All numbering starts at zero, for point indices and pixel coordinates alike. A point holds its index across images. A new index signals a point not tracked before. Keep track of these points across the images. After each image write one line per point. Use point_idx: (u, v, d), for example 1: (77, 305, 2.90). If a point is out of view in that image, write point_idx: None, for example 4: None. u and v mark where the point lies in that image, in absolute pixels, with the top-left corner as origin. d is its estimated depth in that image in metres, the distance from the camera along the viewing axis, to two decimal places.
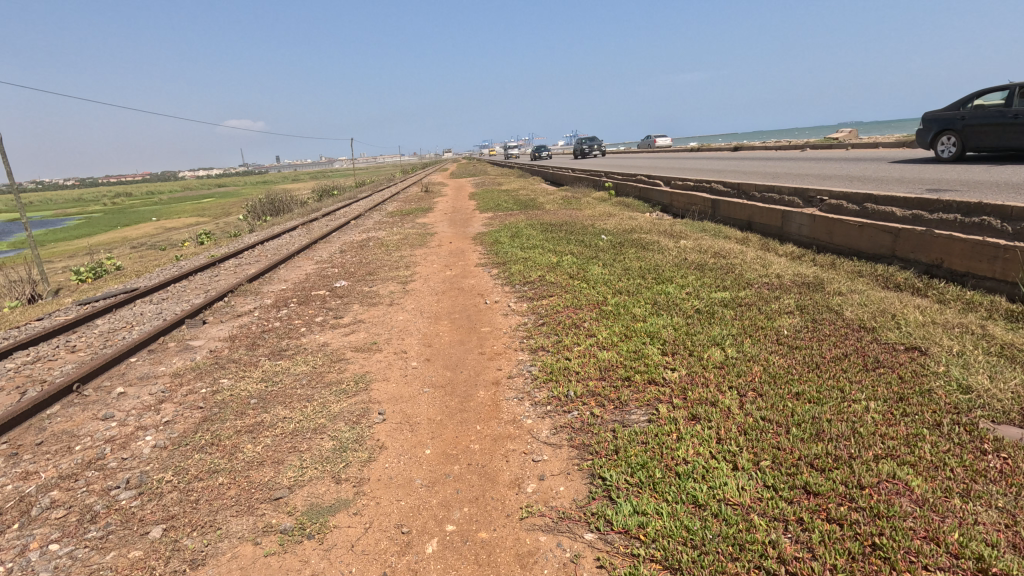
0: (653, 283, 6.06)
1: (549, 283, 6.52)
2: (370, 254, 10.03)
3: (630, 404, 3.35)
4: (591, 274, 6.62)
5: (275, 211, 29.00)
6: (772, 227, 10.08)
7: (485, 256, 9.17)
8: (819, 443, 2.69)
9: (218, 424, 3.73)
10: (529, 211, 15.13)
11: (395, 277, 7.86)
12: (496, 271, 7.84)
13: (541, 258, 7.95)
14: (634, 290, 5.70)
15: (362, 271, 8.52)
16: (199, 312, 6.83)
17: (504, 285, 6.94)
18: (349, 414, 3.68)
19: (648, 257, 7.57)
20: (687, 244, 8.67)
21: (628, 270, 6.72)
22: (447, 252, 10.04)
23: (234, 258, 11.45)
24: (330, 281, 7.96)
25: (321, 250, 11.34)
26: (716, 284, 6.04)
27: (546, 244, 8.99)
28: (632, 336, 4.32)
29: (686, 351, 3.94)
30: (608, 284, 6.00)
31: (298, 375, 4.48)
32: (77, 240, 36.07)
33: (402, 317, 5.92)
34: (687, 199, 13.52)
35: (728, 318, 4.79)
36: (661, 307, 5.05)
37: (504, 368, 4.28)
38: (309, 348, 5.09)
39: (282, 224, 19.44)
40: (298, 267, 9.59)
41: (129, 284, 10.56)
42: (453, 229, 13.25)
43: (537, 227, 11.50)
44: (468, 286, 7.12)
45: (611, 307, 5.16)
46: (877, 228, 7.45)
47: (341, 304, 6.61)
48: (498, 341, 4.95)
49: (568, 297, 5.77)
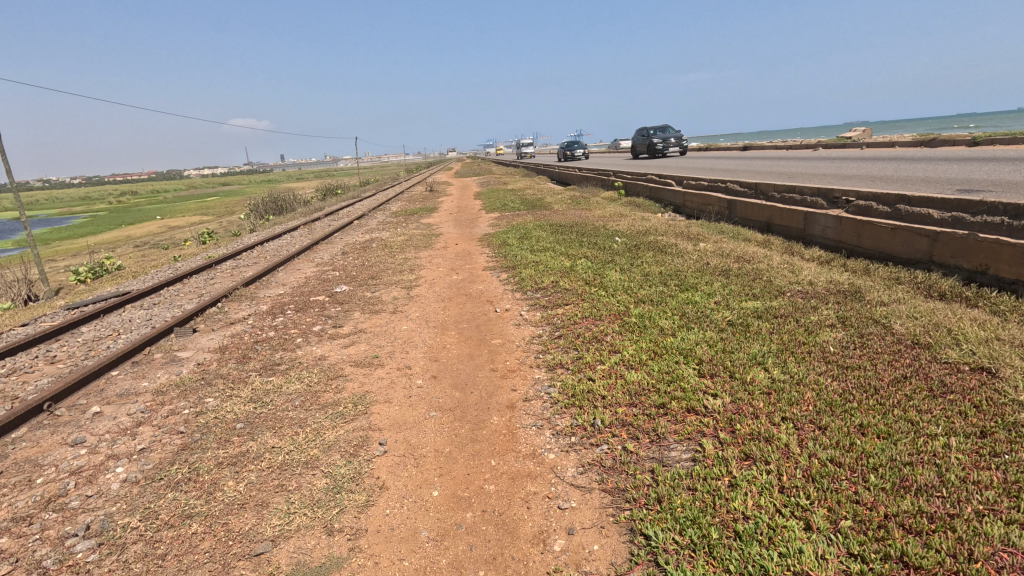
0: (677, 291, 5.60)
1: (564, 290, 6.07)
2: (372, 256, 9.61)
3: (669, 438, 2.91)
4: (608, 280, 6.15)
5: (279, 210, 28.64)
6: (794, 229, 9.59)
7: (493, 259, 8.73)
8: (906, 496, 2.23)
9: (199, 454, 3.31)
10: (536, 211, 14.69)
11: (398, 282, 7.43)
12: (505, 275, 7.41)
13: (553, 262, 7.51)
14: (657, 299, 5.23)
15: (364, 274, 8.11)
16: (190, 320, 6.42)
17: (514, 292, 6.50)
18: (345, 444, 3.25)
19: (668, 262, 7.13)
20: (707, 247, 8.20)
21: (648, 277, 6.25)
22: (453, 254, 9.61)
23: (232, 259, 11.06)
24: (331, 285, 7.54)
25: (322, 251, 10.93)
26: (744, 292, 5.59)
27: (557, 247, 8.55)
28: (662, 354, 3.87)
29: (727, 373, 3.48)
30: (628, 292, 5.54)
31: (291, 394, 4.05)
32: (79, 240, 35.85)
33: (406, 326, 5.49)
34: (702, 200, 13.02)
35: (765, 332, 4.33)
36: (689, 320, 4.59)
37: (519, 389, 3.84)
38: (304, 362, 4.67)
39: (284, 224, 19.03)
40: (297, 270, 9.18)
41: (123, 286, 10.18)
42: (459, 230, 12.84)
43: (546, 228, 11.05)
44: (477, 292, 6.68)
45: (634, 318, 4.71)
46: (912, 231, 6.97)
47: (341, 311, 6.18)
48: (511, 356, 4.51)
49: (585, 306, 5.33)
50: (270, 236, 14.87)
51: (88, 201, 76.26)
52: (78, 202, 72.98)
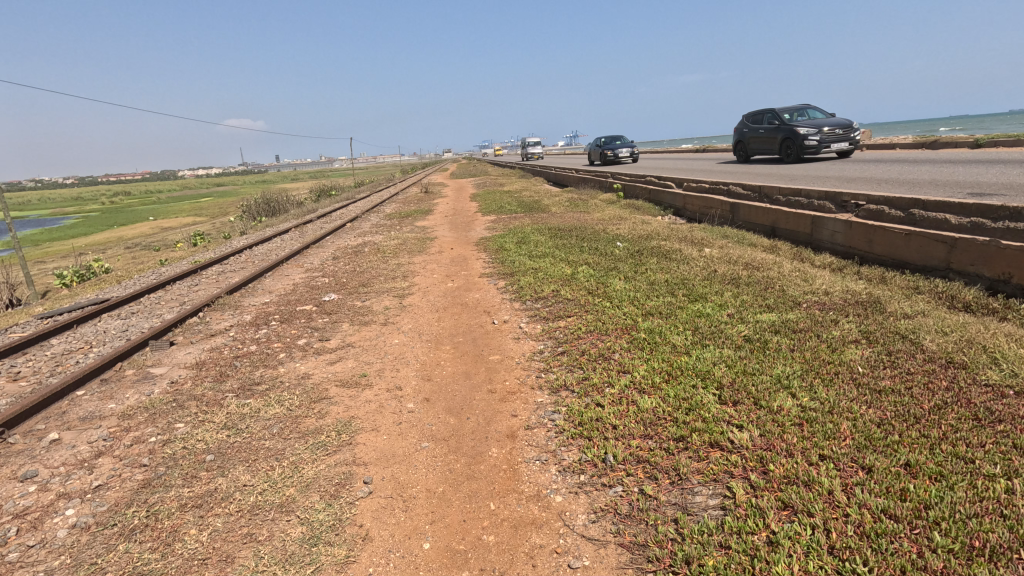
0: (687, 302, 5.26)
1: (565, 300, 5.73)
2: (364, 262, 9.25)
3: (691, 479, 2.56)
4: (613, 289, 5.80)
5: (272, 212, 28.20)
6: (800, 234, 9.28)
7: (489, 265, 8.39)
8: (981, 561, 1.89)
9: (161, 492, 2.94)
10: (534, 214, 14.38)
11: (391, 290, 7.05)
12: (503, 283, 7.07)
13: (553, 269, 7.18)
14: (667, 311, 4.89)
15: (356, 281, 7.75)
16: (168, 331, 6.03)
17: (513, 301, 6.16)
18: (326, 483, 2.89)
19: (673, 269, 6.81)
20: (712, 253, 7.87)
21: (654, 286, 5.90)
22: (448, 259, 9.26)
23: (219, 264, 10.66)
24: (320, 293, 7.17)
25: (312, 255, 10.56)
26: (758, 303, 5.26)
27: (557, 253, 8.21)
28: (677, 376, 3.53)
29: (751, 400, 3.14)
30: (634, 304, 5.20)
31: (269, 420, 3.68)
32: (68, 241, 35.27)
33: (397, 340, 5.12)
34: (704, 203, 12.70)
35: (785, 350, 4.00)
36: (703, 335, 4.25)
37: (520, 415, 3.49)
38: (286, 382, 4.29)
39: (276, 226, 18.61)
40: (286, 276, 8.80)
41: (104, 293, 9.75)
42: (455, 233, 12.49)
43: (544, 232, 10.71)
44: (473, 302, 6.34)
45: (644, 334, 4.37)
46: (928, 237, 6.66)
47: (329, 323, 5.81)
48: (511, 376, 4.16)
49: (590, 318, 4.98)
50: (260, 239, 14.46)
51: (80, 201, 75.42)
52: (69, 202, 72.15)
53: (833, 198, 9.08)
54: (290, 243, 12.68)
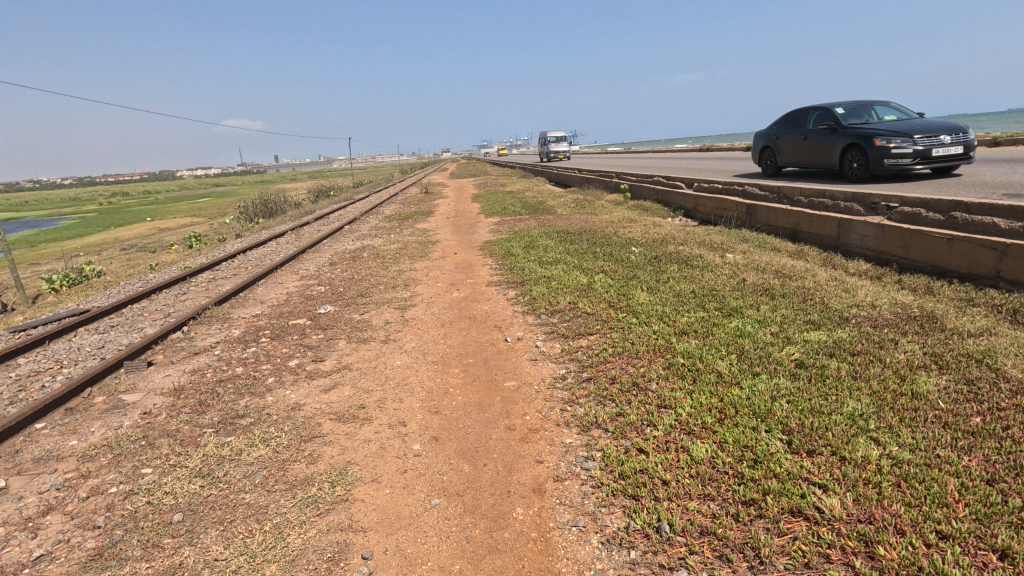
0: (722, 317, 4.73)
1: (584, 314, 5.20)
2: (363, 268, 8.72)
3: (776, 564, 2.03)
4: (636, 302, 5.28)
5: (269, 213, 27.63)
6: (824, 237, 8.77)
7: (497, 272, 7.87)
8: None
9: (112, 568, 2.40)
10: (539, 216, 13.87)
11: (392, 301, 6.51)
12: (513, 293, 6.55)
13: (567, 277, 6.67)
14: (703, 329, 4.36)
15: (355, 290, 7.22)
16: (147, 349, 5.48)
17: (526, 314, 5.64)
18: (314, 558, 2.35)
19: (698, 278, 6.29)
20: (736, 259, 7.34)
21: (682, 299, 5.37)
22: (452, 265, 8.74)
23: (210, 270, 10.12)
24: (315, 305, 6.64)
25: (309, 260, 10.03)
26: (800, 320, 4.72)
27: (568, 259, 7.69)
28: (731, 415, 3.00)
29: (829, 450, 2.61)
30: (663, 320, 4.67)
31: (251, 465, 3.14)
32: (63, 242, 34.70)
33: (400, 363, 4.57)
34: (717, 204, 12.19)
35: (848, 380, 3.46)
36: (750, 360, 3.72)
37: (547, 463, 2.97)
38: (274, 415, 3.75)
39: (273, 229, 18.05)
40: (280, 284, 8.27)
41: (87, 301, 9.21)
42: (458, 236, 11.97)
43: (553, 236, 10.17)
44: (482, 315, 5.81)
45: (681, 358, 3.84)
46: (974, 243, 6.13)
47: (324, 341, 5.26)
48: (533, 408, 3.63)
49: (615, 337, 4.45)
50: (255, 242, 13.90)
51: (76, 201, 74.77)
52: (65, 203, 71.46)
53: (861, 199, 8.55)
54: (286, 247, 12.13)
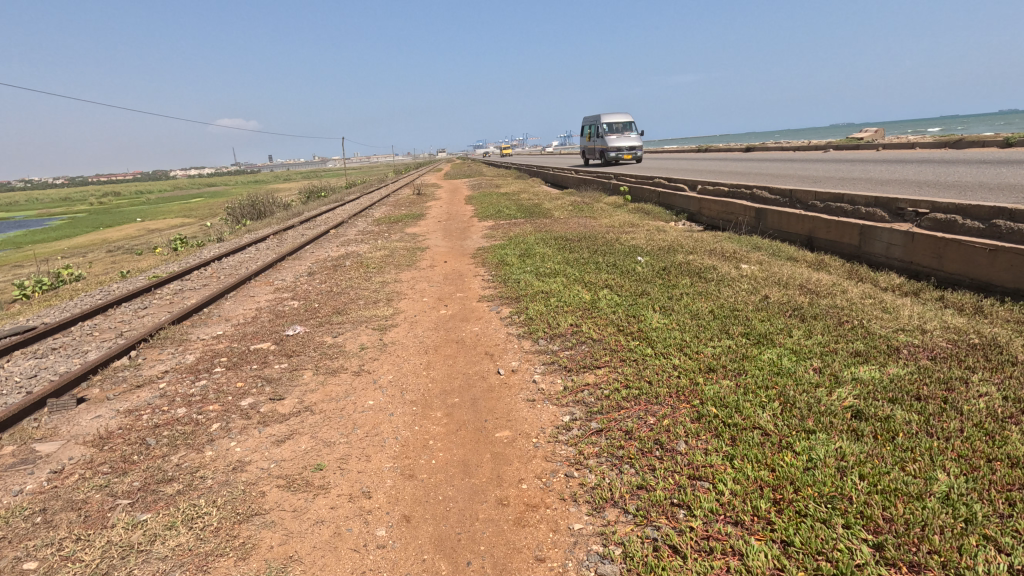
0: (752, 348, 4.03)
1: (589, 341, 4.50)
2: (345, 279, 7.99)
3: None
4: (649, 326, 4.57)
5: (257, 215, 26.70)
6: (842, 245, 8.13)
7: (490, 284, 7.16)
8: None
9: None
10: (535, 220, 13.16)
11: (370, 322, 5.75)
12: (507, 311, 5.84)
13: (568, 293, 5.96)
14: (732, 365, 3.65)
15: (332, 306, 6.49)
16: (83, 380, 4.71)
17: (521, 340, 4.92)
18: None
19: (715, 295, 5.60)
20: (754, 271, 6.66)
21: (702, 323, 4.67)
22: (442, 275, 8.02)
23: (180, 280, 9.34)
24: (285, 324, 5.89)
25: (288, 269, 9.29)
26: (841, 350, 4.03)
27: (569, 271, 6.98)
28: (790, 498, 2.30)
29: (937, 563, 1.90)
30: (683, 352, 3.96)
31: (164, 561, 2.40)
32: (45, 244, 33.59)
33: (371, 405, 3.82)
34: (724, 208, 11.51)
35: (928, 440, 2.74)
36: (797, 408, 3.02)
37: (550, 562, 2.25)
38: (209, 480, 3.00)
39: (256, 233, 17.17)
40: (251, 297, 7.51)
41: (43, 314, 8.40)
42: (450, 242, 11.24)
43: (551, 242, 9.46)
44: (471, 340, 5.09)
45: (712, 405, 3.13)
46: (1021, 255, 5.46)
47: (286, 373, 4.50)
48: (532, 474, 2.90)
49: (628, 375, 3.74)
50: (232, 248, 13.04)
51: (64, 201, 73.45)
52: (52, 203, 70.09)
53: (884, 205, 7.88)
54: (263, 254, 11.31)
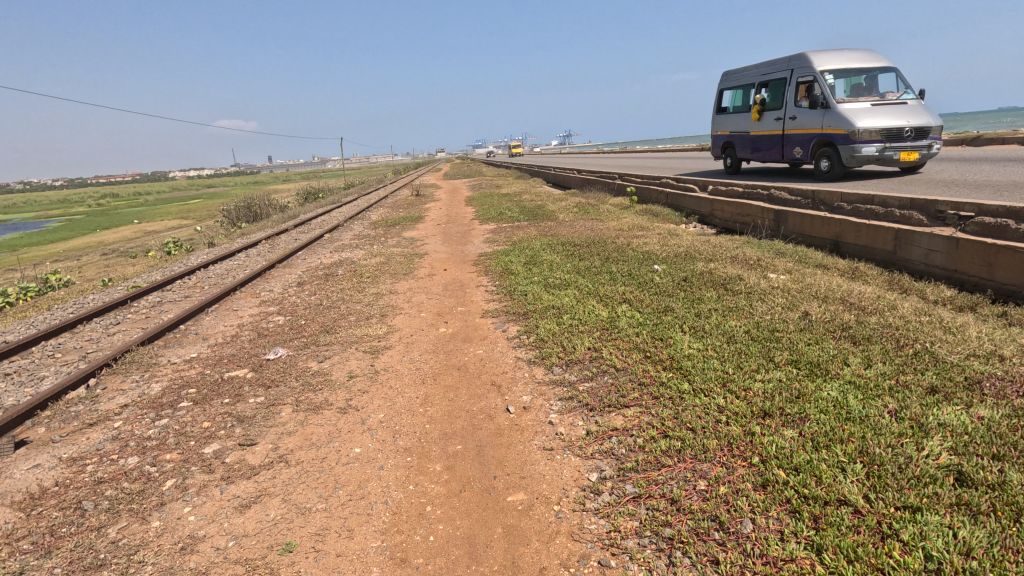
0: (807, 383, 3.41)
1: (612, 372, 3.87)
2: (336, 290, 7.36)
3: None
4: (681, 353, 3.95)
5: (253, 217, 26.02)
6: (871, 251, 7.56)
7: (494, 297, 6.55)
8: None
9: None
10: (540, 223, 12.55)
11: (361, 344, 5.14)
12: (515, 330, 5.22)
13: (582, 309, 5.34)
14: (791, 407, 3.03)
15: (320, 323, 5.87)
16: (28, 418, 4.07)
17: (532, 367, 4.31)
18: None
19: (747, 313, 4.98)
20: (786, 282, 6.03)
21: (741, 348, 4.04)
22: (442, 286, 7.41)
23: (160, 291, 8.69)
24: (266, 346, 5.27)
25: (276, 279, 8.65)
26: (912, 384, 3.39)
27: (581, 282, 6.37)
28: None
29: None
30: (727, 388, 3.35)
31: None
32: (38, 246, 32.85)
33: (359, 455, 3.20)
34: (739, 210, 10.91)
35: None
36: (890, 471, 2.40)
37: None
38: (150, 570, 2.37)
39: (248, 236, 16.54)
40: (233, 312, 6.88)
41: (9, 330, 7.74)
42: (449, 248, 10.62)
43: (557, 248, 8.84)
44: (476, 366, 4.48)
45: (778, 468, 2.52)
46: None
47: (261, 410, 3.87)
48: (558, 562, 2.28)
49: (665, 420, 3.11)
50: (221, 254, 12.41)
51: (61, 203, 72.72)
52: (48, 205, 69.39)
53: (920, 208, 7.29)
54: (252, 261, 10.68)
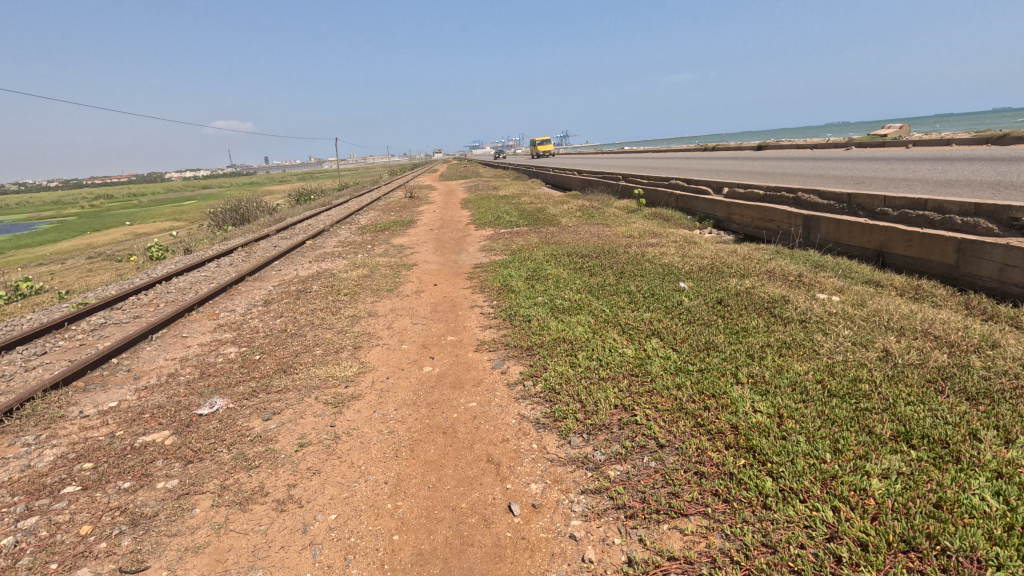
0: (945, 479, 2.35)
1: (656, 452, 2.80)
2: (306, 312, 6.26)
3: None
4: (746, 421, 2.91)
5: (240, 220, 24.81)
6: (924, 263, 6.54)
7: (490, 323, 5.46)
8: None
9: None
10: (541, 229, 11.47)
11: (322, 392, 4.06)
12: (517, 372, 4.15)
13: (601, 346, 4.26)
14: (947, 535, 1.97)
15: (279, 359, 4.78)
16: None
17: (542, 434, 3.23)
18: None
19: (812, 353, 3.93)
20: (845, 307, 4.97)
21: (825, 412, 2.98)
22: (429, 307, 6.32)
23: (110, 309, 7.56)
24: (204, 394, 4.16)
25: (241, 296, 7.55)
26: None
27: (595, 305, 5.31)
28: None
29: None
30: (829, 491, 2.30)
31: None
32: (17, 249, 31.49)
33: None
34: (762, 214, 9.91)
35: None
36: None
37: None
38: None
39: (227, 242, 15.37)
40: (181, 340, 5.77)
41: None
42: (440, 258, 9.53)
43: (563, 260, 7.78)
44: (468, 429, 3.41)
45: None
46: None
47: (168, 505, 2.78)
48: None
49: (754, 556, 2.05)
50: (191, 263, 11.28)
51: (49, 204, 71.09)
52: (35, 207, 67.81)
53: (987, 215, 6.23)
54: (221, 273, 9.55)
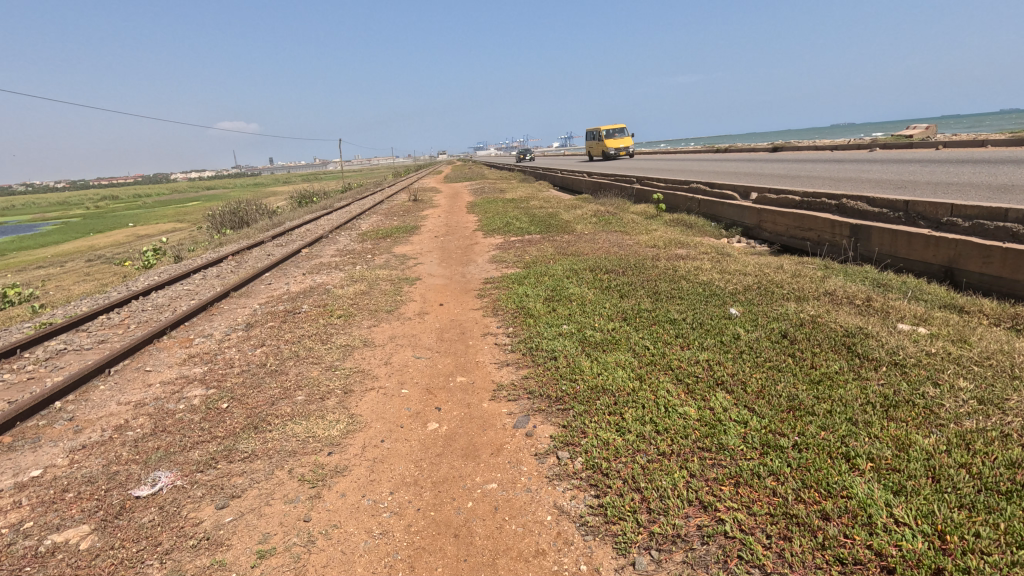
0: None
1: None
2: (291, 341, 5.38)
3: None
4: (895, 547, 2.01)
5: (239, 222, 24.02)
6: (1008, 283, 5.62)
7: (506, 359, 4.56)
8: None
9: None
10: (555, 237, 10.57)
11: (298, 462, 3.17)
12: (547, 436, 3.25)
13: (652, 401, 3.36)
14: None
15: (251, 409, 3.90)
16: None
17: (592, 547, 2.33)
18: None
19: (933, 419, 3.00)
20: (945, 344, 4.03)
21: (1007, 530, 2.05)
22: (434, 335, 5.41)
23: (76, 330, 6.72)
24: (151, 460, 3.28)
25: (222, 317, 6.68)
26: None
27: (634, 339, 4.41)
28: None
29: None
30: None
31: None
32: (13, 252, 30.71)
33: None
34: (799, 222, 8.99)
35: None
36: None
37: None
38: None
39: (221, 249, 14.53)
40: (144, 375, 4.89)
41: None
42: (447, 270, 8.64)
43: (585, 276, 6.89)
44: (488, 531, 2.50)
45: None
46: None
47: None
48: None
49: None
50: (177, 273, 10.44)
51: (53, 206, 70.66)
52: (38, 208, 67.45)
53: None
54: (205, 287, 8.68)
